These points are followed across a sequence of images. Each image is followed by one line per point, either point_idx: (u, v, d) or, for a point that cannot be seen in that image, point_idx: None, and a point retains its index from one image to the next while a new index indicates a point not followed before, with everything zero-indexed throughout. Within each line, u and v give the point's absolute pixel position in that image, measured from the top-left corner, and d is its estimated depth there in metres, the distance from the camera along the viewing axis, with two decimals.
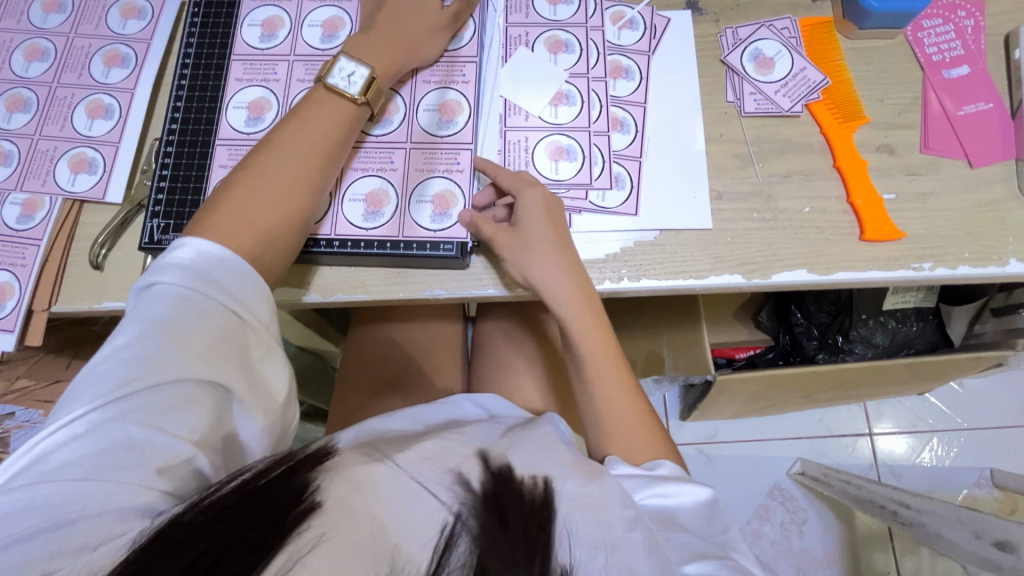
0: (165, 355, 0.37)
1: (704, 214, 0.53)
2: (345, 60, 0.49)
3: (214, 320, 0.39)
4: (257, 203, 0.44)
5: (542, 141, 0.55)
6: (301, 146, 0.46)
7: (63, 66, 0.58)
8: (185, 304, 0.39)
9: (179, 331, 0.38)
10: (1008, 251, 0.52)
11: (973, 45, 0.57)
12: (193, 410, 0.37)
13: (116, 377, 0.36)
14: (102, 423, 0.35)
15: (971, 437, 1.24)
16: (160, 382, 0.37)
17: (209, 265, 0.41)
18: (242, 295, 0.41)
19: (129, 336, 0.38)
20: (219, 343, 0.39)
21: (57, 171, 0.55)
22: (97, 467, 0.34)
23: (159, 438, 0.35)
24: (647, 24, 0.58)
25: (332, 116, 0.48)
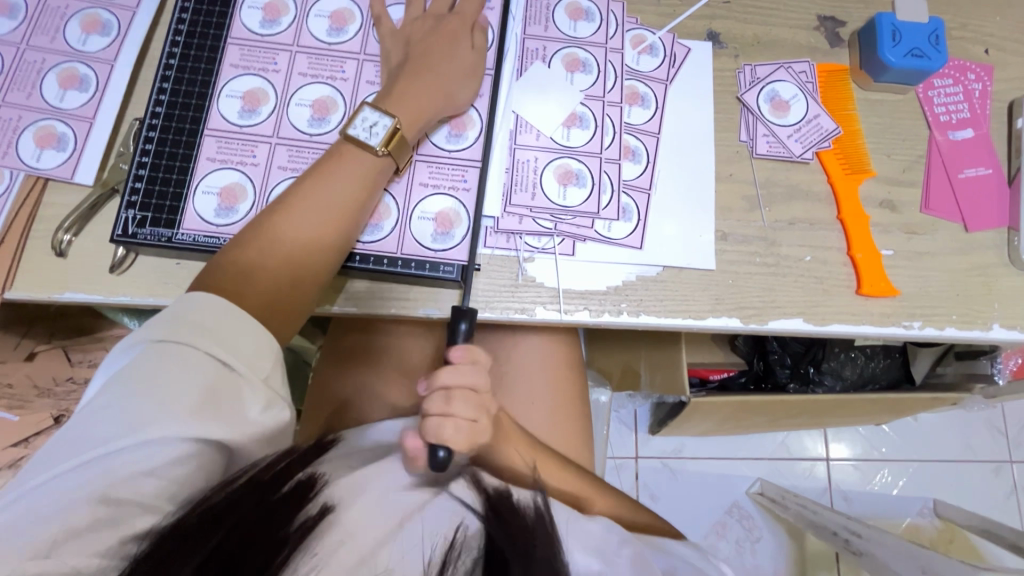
0: (151, 414, 0.35)
1: (708, 254, 0.53)
2: (369, 109, 0.47)
3: (205, 375, 0.37)
4: (270, 268, 0.44)
5: (550, 163, 0.53)
6: (320, 210, 0.45)
7: (34, 26, 0.53)
8: (179, 360, 0.37)
9: (164, 385, 0.36)
10: (993, 316, 0.53)
11: (979, 109, 0.58)
12: (175, 470, 0.35)
13: (91, 438, 0.34)
14: (71, 491, 0.32)
15: (919, 468, 1.31)
16: (142, 443, 0.35)
17: (217, 324, 0.39)
18: (246, 344, 0.40)
19: (112, 394, 0.36)
20: (212, 403, 0.37)
21: (21, 144, 0.50)
22: (59, 543, 0.31)
23: (136, 502, 0.34)
24: (667, 51, 0.57)
25: (356, 174, 0.46)
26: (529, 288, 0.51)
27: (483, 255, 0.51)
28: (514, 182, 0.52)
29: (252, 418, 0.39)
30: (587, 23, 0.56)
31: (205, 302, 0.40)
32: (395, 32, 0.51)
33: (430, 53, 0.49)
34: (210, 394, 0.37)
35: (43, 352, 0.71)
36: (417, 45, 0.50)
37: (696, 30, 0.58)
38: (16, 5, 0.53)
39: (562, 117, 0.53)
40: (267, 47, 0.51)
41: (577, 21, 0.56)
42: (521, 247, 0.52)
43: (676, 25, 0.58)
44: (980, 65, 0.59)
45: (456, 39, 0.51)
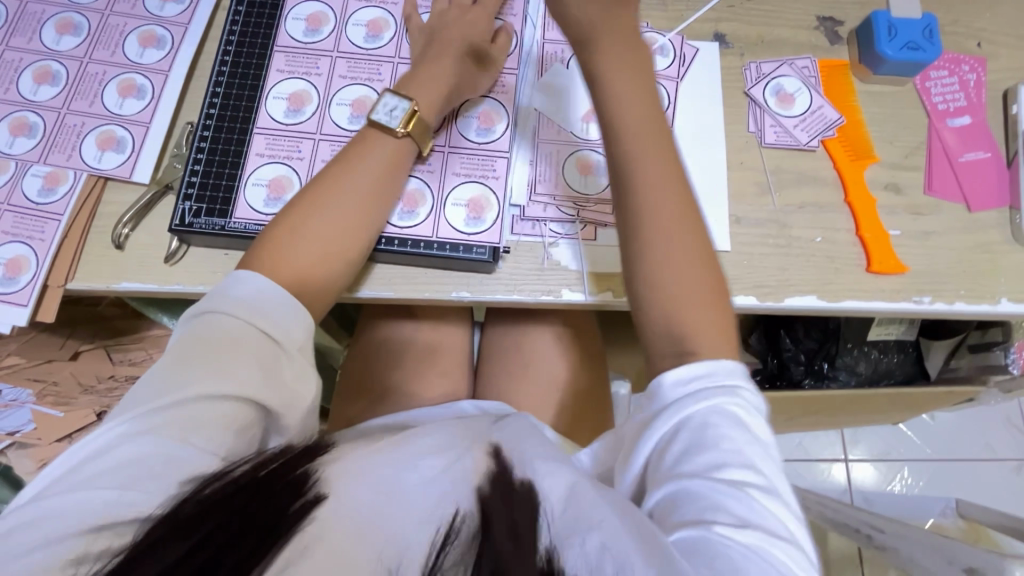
0: (200, 374, 0.39)
1: (723, 237, 0.56)
2: (391, 96, 0.51)
3: (248, 341, 0.41)
4: (304, 243, 0.47)
5: (572, 155, 0.56)
6: (348, 193, 0.48)
7: (96, 42, 0.58)
8: (222, 328, 0.41)
9: (213, 350, 0.40)
10: (1000, 291, 0.56)
11: (975, 97, 0.61)
12: (222, 425, 0.38)
13: (155, 391, 0.39)
14: (137, 435, 0.37)
15: (939, 467, 1.30)
16: (195, 398, 0.38)
17: (253, 299, 0.43)
18: (278, 317, 0.43)
19: (172, 355, 0.40)
20: (254, 365, 0.40)
21: (84, 147, 0.55)
22: (126, 480, 0.35)
23: (187, 450, 0.36)
24: (677, 52, 0.61)
25: (380, 160, 0.50)
26: (555, 271, 0.54)
27: (511, 241, 0.54)
28: (538, 173, 0.56)
29: (286, 383, 0.42)
30: None
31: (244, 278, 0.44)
32: (423, 29, 0.56)
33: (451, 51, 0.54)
34: (252, 357, 0.40)
35: (87, 352, 0.74)
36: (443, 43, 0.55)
37: (703, 32, 0.62)
38: (79, 24, 0.58)
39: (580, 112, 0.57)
40: (310, 53, 0.56)
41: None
42: (546, 233, 0.55)
43: (684, 27, 0.62)
44: (974, 58, 0.62)
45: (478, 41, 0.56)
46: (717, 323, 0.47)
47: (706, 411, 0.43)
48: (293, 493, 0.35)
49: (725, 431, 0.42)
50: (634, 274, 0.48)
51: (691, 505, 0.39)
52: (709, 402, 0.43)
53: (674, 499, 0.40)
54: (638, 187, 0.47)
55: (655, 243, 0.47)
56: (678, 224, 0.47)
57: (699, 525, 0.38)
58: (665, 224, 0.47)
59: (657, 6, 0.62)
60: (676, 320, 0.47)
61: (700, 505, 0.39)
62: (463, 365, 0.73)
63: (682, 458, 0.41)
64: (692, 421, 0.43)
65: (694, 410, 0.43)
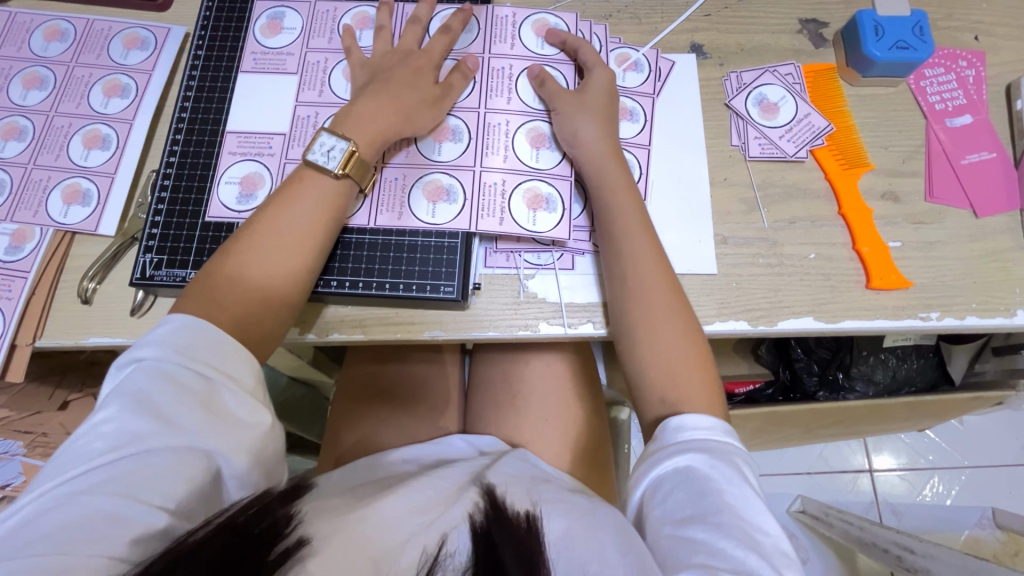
0: (148, 427, 0.37)
1: (709, 259, 0.53)
2: (327, 134, 0.49)
3: (187, 387, 0.39)
4: (243, 290, 0.45)
5: (519, 186, 0.52)
6: (279, 236, 0.46)
7: (61, 95, 0.58)
8: (166, 379, 0.39)
9: (155, 403, 0.38)
10: (1016, 302, 0.51)
11: (975, 95, 0.57)
12: (173, 479, 0.37)
13: (89, 453, 0.36)
14: (78, 496, 0.35)
15: (971, 475, 1.23)
16: (138, 453, 0.37)
17: (193, 341, 0.41)
18: (222, 360, 0.41)
19: (110, 411, 0.38)
20: (197, 412, 0.39)
21: (50, 203, 0.54)
22: (72, 541, 0.33)
23: (135, 509, 0.35)
24: (652, 66, 0.58)
25: (319, 200, 0.48)
26: (532, 305, 0.52)
27: (484, 276, 0.52)
28: (481, 208, 0.51)
29: (237, 418, 0.40)
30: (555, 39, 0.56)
31: (186, 327, 0.41)
32: (364, 63, 0.54)
33: (395, 75, 0.52)
34: (193, 404, 0.39)
35: (75, 402, 0.76)
36: (382, 70, 0.52)
37: (680, 44, 0.59)
38: (46, 78, 0.58)
39: (528, 139, 0.53)
40: (262, 86, 0.55)
41: (543, 38, 0.56)
42: (521, 264, 0.52)
43: (659, 41, 0.59)
44: (971, 53, 0.59)
45: (420, 72, 0.52)
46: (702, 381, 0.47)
47: (685, 456, 0.42)
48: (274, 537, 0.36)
49: (725, 479, 0.40)
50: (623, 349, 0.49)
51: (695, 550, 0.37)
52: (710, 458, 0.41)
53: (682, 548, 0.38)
54: (620, 237, 0.49)
55: (639, 334, 0.47)
56: (659, 308, 0.47)
57: (700, 570, 0.36)
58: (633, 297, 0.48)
59: (629, 20, 0.60)
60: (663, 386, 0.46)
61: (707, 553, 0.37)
62: (453, 401, 0.71)
63: (683, 506, 0.40)
64: (694, 469, 0.41)
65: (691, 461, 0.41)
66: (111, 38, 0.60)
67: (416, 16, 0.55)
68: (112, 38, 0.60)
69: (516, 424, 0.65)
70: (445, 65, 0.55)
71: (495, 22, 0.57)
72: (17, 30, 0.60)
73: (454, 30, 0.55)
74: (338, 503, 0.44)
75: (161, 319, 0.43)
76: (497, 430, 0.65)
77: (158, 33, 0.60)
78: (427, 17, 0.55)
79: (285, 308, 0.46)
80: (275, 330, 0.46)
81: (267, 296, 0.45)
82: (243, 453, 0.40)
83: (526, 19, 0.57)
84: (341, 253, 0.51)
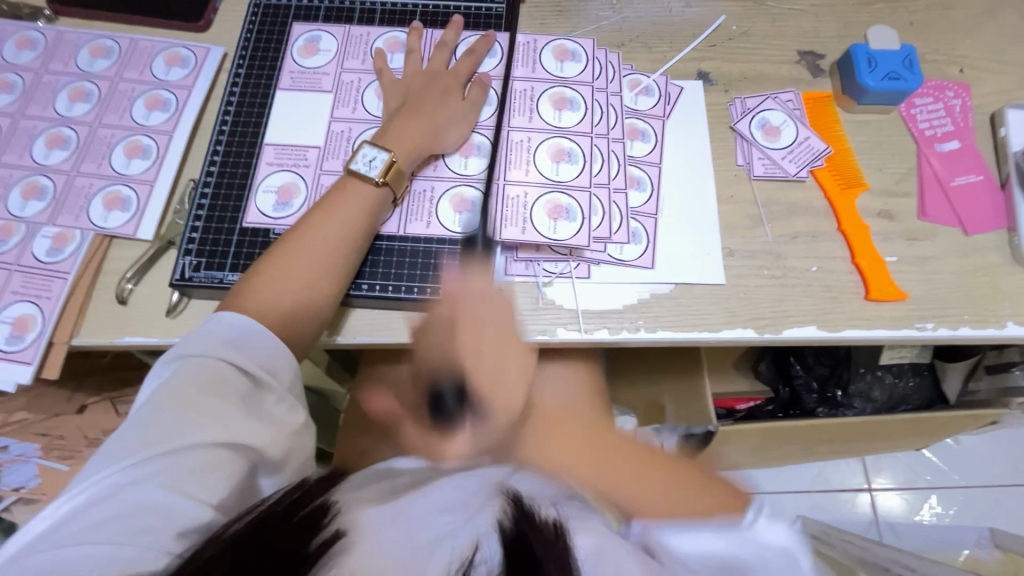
0: (194, 422, 0.39)
1: (717, 270, 0.56)
2: (369, 147, 0.52)
3: (231, 385, 0.42)
4: (288, 292, 0.47)
5: (541, 198, 0.55)
6: (319, 240, 0.49)
7: (105, 108, 0.61)
8: (212, 377, 0.41)
9: (201, 400, 0.40)
10: (1005, 314, 0.55)
11: (962, 122, 0.62)
12: (216, 474, 0.39)
13: (136, 446, 0.38)
14: (128, 486, 0.36)
15: (968, 495, 1.25)
16: (183, 448, 0.39)
17: (236, 340, 0.44)
18: (261, 360, 0.44)
19: (158, 406, 0.40)
20: (238, 409, 0.41)
21: (91, 208, 0.57)
22: (126, 531, 0.34)
23: (182, 502, 0.37)
24: (662, 91, 0.62)
25: (359, 207, 0.51)
26: (550, 311, 0.54)
27: (505, 283, 0.55)
28: (504, 218, 0.54)
29: (276, 416, 0.43)
30: (573, 65, 0.60)
31: (230, 329, 0.44)
32: (395, 83, 0.58)
33: (425, 92, 0.55)
34: (238, 401, 0.41)
35: (92, 405, 0.75)
36: (413, 88, 0.56)
37: (687, 71, 0.64)
38: (90, 91, 0.62)
39: (549, 154, 0.57)
40: (299, 101, 0.59)
41: (563, 62, 0.60)
42: (540, 272, 0.55)
43: (668, 68, 0.64)
44: (957, 84, 0.63)
45: (448, 91, 0.56)
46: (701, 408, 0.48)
47: None
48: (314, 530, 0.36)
49: None
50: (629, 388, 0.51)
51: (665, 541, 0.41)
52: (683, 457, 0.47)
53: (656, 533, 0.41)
54: None
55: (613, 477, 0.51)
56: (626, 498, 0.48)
57: None
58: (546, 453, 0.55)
59: (640, 49, 0.64)
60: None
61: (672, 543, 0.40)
62: None
63: None
64: None
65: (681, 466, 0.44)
66: (153, 56, 0.63)
67: (444, 40, 0.59)
68: (155, 56, 0.63)
69: None
70: None
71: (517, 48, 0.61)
72: (64, 47, 0.64)
73: (479, 52, 0.59)
74: (375, 495, 0.45)
75: (207, 318, 0.45)
76: None
77: (198, 52, 0.64)
78: (454, 42, 0.60)
79: (324, 308, 0.49)
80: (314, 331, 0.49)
81: (309, 299, 0.48)
82: (278, 449, 0.43)
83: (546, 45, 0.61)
84: (373, 259, 0.54)
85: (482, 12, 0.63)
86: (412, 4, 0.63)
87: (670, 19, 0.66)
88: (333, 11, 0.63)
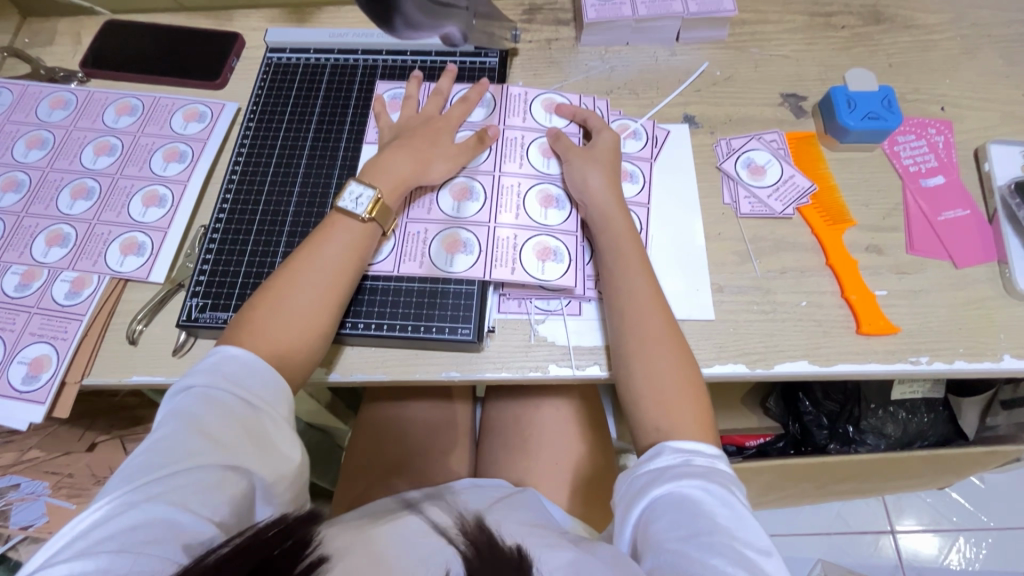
0: (198, 445, 0.42)
1: (707, 306, 0.57)
2: (356, 184, 0.55)
3: (232, 410, 0.44)
4: (282, 327, 0.49)
5: (530, 241, 0.57)
6: (315, 274, 0.51)
7: (127, 160, 0.65)
8: (214, 402, 0.44)
9: (204, 424, 0.43)
10: (1001, 347, 0.54)
11: (946, 158, 0.63)
12: (217, 492, 0.41)
13: (146, 466, 0.41)
14: (135, 504, 0.39)
15: (999, 538, 1.18)
16: (188, 468, 0.41)
17: (239, 368, 0.46)
18: (263, 387, 0.46)
19: (166, 431, 0.43)
20: (241, 434, 0.44)
21: (109, 253, 0.60)
22: (132, 542, 0.37)
23: (187, 516, 0.40)
24: (649, 135, 0.65)
25: (346, 241, 0.53)
26: (542, 347, 0.55)
27: (498, 319, 0.56)
28: (494, 258, 0.56)
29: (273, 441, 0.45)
30: (562, 110, 0.63)
31: (233, 357, 0.47)
32: (392, 128, 0.61)
33: (416, 135, 0.59)
34: (237, 427, 0.44)
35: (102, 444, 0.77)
36: (406, 133, 0.60)
37: (674, 115, 0.67)
38: (114, 145, 0.66)
39: (539, 200, 0.59)
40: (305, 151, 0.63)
41: (552, 113, 0.64)
42: (532, 310, 0.57)
43: (655, 113, 0.67)
44: (940, 121, 0.65)
45: (441, 135, 0.60)
46: (697, 417, 0.49)
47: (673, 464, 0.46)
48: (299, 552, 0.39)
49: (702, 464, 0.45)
50: (627, 382, 0.51)
51: (666, 556, 0.41)
52: (709, 470, 0.45)
53: (655, 563, 0.42)
54: (619, 274, 0.53)
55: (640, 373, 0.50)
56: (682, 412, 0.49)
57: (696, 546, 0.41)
58: (642, 280, 0.53)
59: (628, 95, 0.68)
60: (661, 417, 0.49)
61: (679, 567, 0.40)
62: (465, 445, 0.73)
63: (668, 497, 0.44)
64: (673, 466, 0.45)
65: (691, 480, 0.44)
66: (173, 112, 0.68)
67: (439, 89, 0.63)
68: (174, 112, 0.68)
69: (526, 469, 0.66)
70: (462, 132, 0.62)
71: (508, 98, 0.64)
72: (93, 106, 0.69)
73: (472, 100, 0.63)
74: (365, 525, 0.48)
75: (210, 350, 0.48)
76: (507, 474, 0.67)
77: (214, 107, 0.68)
78: (447, 90, 0.64)
79: (331, 324, 0.52)
80: (308, 361, 0.50)
81: (304, 333, 0.50)
82: (275, 475, 0.44)
83: (537, 97, 0.64)
84: (368, 297, 0.56)
85: (476, 66, 0.68)
86: (412, 61, 0.68)
87: (656, 67, 0.69)
88: (338, 69, 0.68)
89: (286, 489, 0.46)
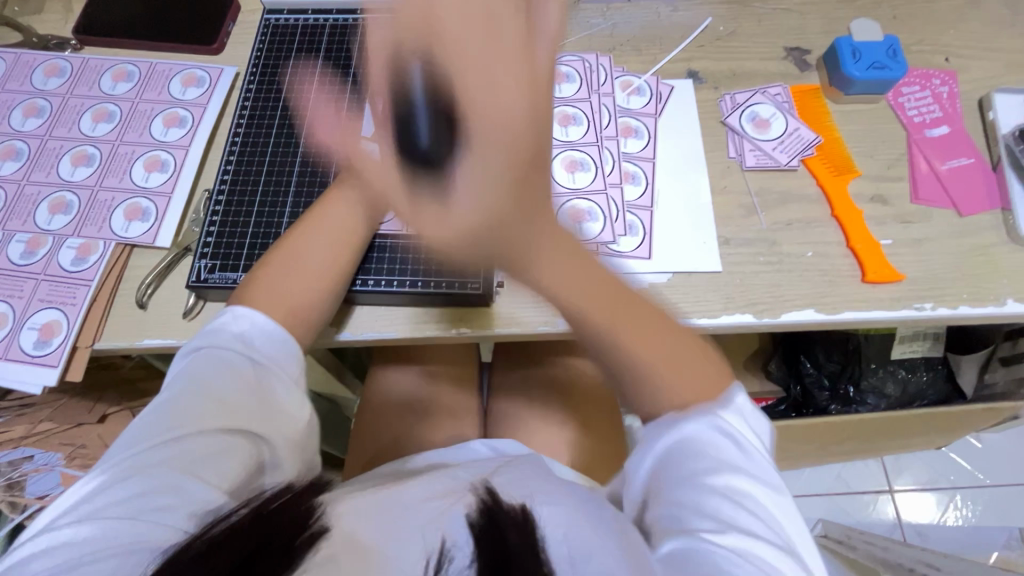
0: (207, 411, 0.43)
1: (714, 257, 0.57)
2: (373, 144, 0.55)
3: (241, 375, 0.45)
4: (291, 286, 0.50)
5: (558, 207, 0.58)
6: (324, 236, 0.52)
7: (126, 127, 0.65)
8: (224, 367, 0.45)
9: (213, 389, 0.44)
10: (1004, 292, 0.55)
11: (950, 108, 0.63)
12: (224, 459, 0.42)
13: (154, 432, 0.42)
14: (143, 469, 0.40)
15: (993, 494, 1.21)
16: (195, 434, 0.42)
17: (249, 331, 0.47)
18: (272, 353, 0.47)
19: (175, 395, 0.44)
20: (250, 400, 0.44)
21: (113, 219, 0.60)
22: (139, 508, 0.38)
23: (193, 483, 0.40)
24: (653, 91, 0.64)
25: (352, 206, 0.54)
26: (551, 302, 0.56)
27: (507, 276, 0.57)
28: None
29: (281, 407, 0.46)
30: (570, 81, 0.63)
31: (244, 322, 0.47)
32: None
33: None
34: (245, 393, 0.44)
35: (112, 415, 0.78)
36: None
37: (677, 71, 0.66)
38: (113, 112, 0.66)
39: (564, 166, 0.60)
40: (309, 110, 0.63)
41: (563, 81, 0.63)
42: None
43: (659, 69, 0.66)
44: (944, 71, 0.65)
45: None
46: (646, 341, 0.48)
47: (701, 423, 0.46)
48: (300, 525, 0.39)
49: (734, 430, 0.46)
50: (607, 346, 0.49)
51: (674, 512, 0.44)
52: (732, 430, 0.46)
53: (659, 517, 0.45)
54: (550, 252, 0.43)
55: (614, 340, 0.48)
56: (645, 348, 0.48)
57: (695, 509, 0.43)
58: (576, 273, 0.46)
59: (630, 52, 0.67)
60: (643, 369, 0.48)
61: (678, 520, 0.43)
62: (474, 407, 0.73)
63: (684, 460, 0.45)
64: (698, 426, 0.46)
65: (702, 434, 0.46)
66: (171, 78, 0.67)
67: None
68: (172, 78, 0.67)
69: (535, 427, 0.68)
70: None
71: None
72: (88, 73, 0.68)
73: None
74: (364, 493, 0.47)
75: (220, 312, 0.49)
76: (515, 434, 0.67)
77: (212, 72, 0.67)
78: None
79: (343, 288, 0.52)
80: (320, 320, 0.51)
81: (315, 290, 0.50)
82: (282, 442, 0.45)
83: None
84: (378, 257, 0.56)
85: None
86: None
87: (659, 23, 0.69)
88: (337, 29, 0.67)
89: (295, 455, 0.46)
